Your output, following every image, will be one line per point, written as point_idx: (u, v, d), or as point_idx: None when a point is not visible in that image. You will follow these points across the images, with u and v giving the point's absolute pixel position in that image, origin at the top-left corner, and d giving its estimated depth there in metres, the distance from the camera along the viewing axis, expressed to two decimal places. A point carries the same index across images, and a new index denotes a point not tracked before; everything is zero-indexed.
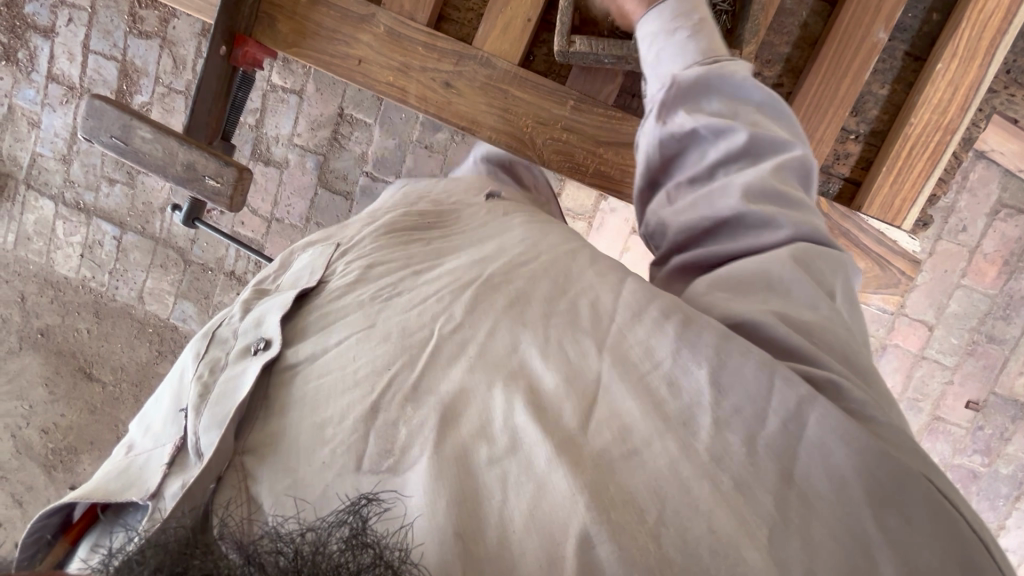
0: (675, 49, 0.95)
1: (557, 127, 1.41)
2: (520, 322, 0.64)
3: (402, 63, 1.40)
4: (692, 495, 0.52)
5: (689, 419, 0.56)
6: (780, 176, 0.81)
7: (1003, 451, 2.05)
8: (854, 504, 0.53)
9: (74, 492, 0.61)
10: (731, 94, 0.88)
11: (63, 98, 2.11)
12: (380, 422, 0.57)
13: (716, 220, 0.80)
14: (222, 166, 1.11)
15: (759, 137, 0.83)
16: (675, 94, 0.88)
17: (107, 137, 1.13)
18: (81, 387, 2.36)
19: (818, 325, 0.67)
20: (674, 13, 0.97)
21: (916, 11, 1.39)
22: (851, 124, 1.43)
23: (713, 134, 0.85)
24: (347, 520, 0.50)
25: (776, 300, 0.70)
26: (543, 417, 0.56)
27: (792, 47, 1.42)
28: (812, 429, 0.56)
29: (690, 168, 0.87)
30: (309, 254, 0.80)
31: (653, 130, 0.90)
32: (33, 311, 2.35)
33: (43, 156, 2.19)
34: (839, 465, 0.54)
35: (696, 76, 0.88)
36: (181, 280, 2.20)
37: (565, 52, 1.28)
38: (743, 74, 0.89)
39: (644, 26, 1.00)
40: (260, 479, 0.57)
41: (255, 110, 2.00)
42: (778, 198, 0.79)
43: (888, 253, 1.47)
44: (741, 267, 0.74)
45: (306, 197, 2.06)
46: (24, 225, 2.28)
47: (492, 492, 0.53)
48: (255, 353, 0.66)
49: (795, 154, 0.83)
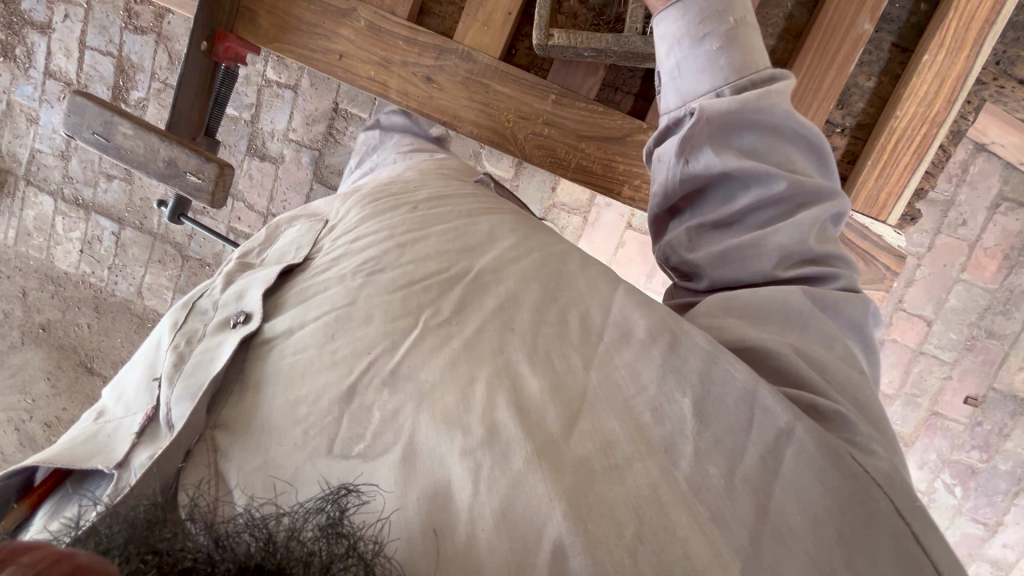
0: (699, 66, 0.90)
1: (539, 121, 1.40)
2: (508, 327, 0.63)
3: (383, 57, 1.40)
4: (670, 518, 0.51)
5: (671, 446, 0.56)
6: (816, 229, 0.79)
7: (1002, 447, 2.04)
8: (827, 541, 0.52)
9: (38, 456, 0.61)
10: (767, 129, 0.83)
11: (60, 94, 2.12)
12: (354, 407, 0.57)
13: (744, 271, 0.80)
14: (202, 162, 1.11)
15: (798, 185, 0.79)
16: (704, 126, 0.83)
17: (89, 133, 1.13)
18: (83, 381, 2.38)
19: (832, 365, 0.67)
20: (705, 24, 0.90)
21: (904, 2, 1.39)
22: (837, 117, 1.43)
23: (748, 176, 0.81)
24: (324, 508, 0.51)
25: (793, 335, 0.70)
26: (526, 416, 0.56)
27: (778, 39, 1.40)
28: (789, 464, 0.55)
29: (717, 206, 0.84)
30: (296, 228, 0.81)
31: (678, 161, 0.85)
32: (34, 306, 2.37)
33: (42, 152, 2.20)
34: (814, 502, 0.53)
35: (730, 109, 0.83)
36: (179, 275, 2.22)
37: (543, 44, 1.26)
38: (784, 107, 0.83)
39: (664, 32, 0.94)
40: (230, 457, 0.57)
41: (251, 105, 2.00)
42: (808, 256, 0.79)
43: (874, 248, 1.46)
44: (759, 296, 0.73)
45: (302, 192, 2.06)
46: (24, 221, 2.30)
47: (462, 486, 0.53)
48: (233, 326, 0.66)
49: (832, 202, 0.81)
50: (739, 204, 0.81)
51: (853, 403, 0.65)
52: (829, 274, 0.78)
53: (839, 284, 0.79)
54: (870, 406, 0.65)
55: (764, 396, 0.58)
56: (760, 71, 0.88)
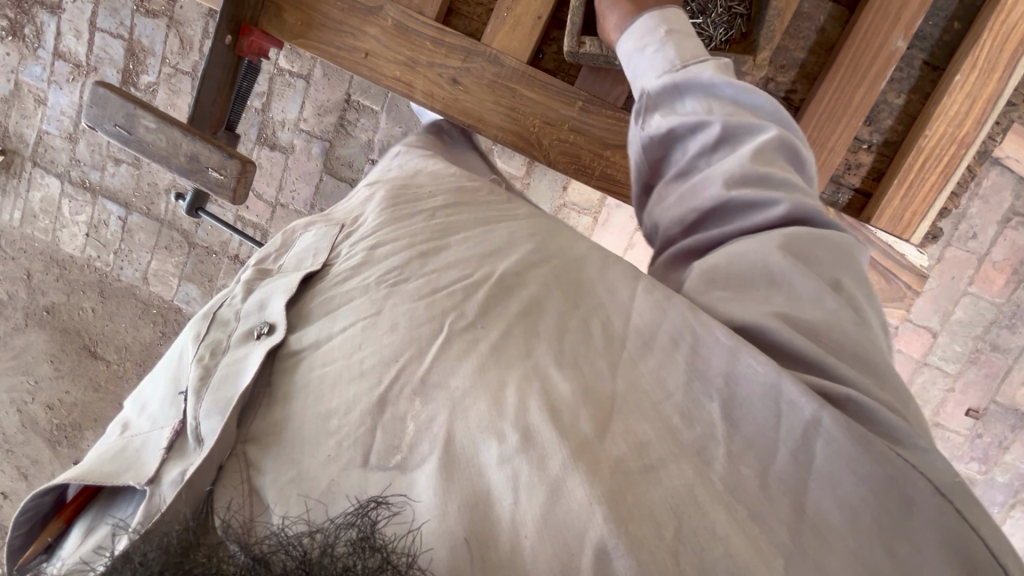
0: (646, 67, 0.96)
1: (565, 128, 1.39)
2: (535, 334, 0.63)
3: (409, 57, 1.39)
4: (709, 517, 0.52)
5: (704, 448, 0.56)
6: (757, 159, 0.78)
7: (1000, 459, 2.05)
8: (865, 536, 0.53)
9: (70, 472, 0.61)
10: (704, 93, 0.86)
11: (69, 75, 2.09)
12: (387, 417, 0.57)
13: (699, 210, 0.80)
14: (225, 158, 1.10)
15: (733, 126, 0.81)
16: (646, 104, 0.92)
17: (111, 125, 1.12)
18: (86, 365, 2.38)
19: (825, 328, 0.65)
20: (643, 28, 0.98)
21: (936, 20, 1.37)
22: (864, 134, 1.42)
23: (687, 131, 0.85)
24: (355, 522, 0.51)
25: (779, 299, 0.68)
26: (559, 417, 0.56)
27: (808, 53, 1.40)
28: (821, 455, 0.56)
29: (674, 166, 0.87)
30: (312, 233, 0.78)
31: (636, 136, 0.92)
32: (38, 288, 2.36)
33: (50, 134, 2.18)
34: (848, 494, 0.54)
35: (665, 83, 0.89)
36: (185, 262, 2.21)
37: (574, 52, 1.26)
38: (712, 71, 0.86)
39: (620, 47, 1.03)
40: (263, 472, 0.57)
41: (262, 94, 1.99)
42: (755, 183, 0.77)
43: (897, 266, 1.49)
44: (738, 259, 0.72)
45: (311, 183, 2.05)
46: (30, 202, 2.28)
47: (502, 495, 0.53)
48: (258, 338, 0.66)
49: (774, 135, 0.80)
50: (689, 160, 0.85)
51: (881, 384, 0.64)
52: (786, 197, 0.75)
53: (823, 236, 0.74)
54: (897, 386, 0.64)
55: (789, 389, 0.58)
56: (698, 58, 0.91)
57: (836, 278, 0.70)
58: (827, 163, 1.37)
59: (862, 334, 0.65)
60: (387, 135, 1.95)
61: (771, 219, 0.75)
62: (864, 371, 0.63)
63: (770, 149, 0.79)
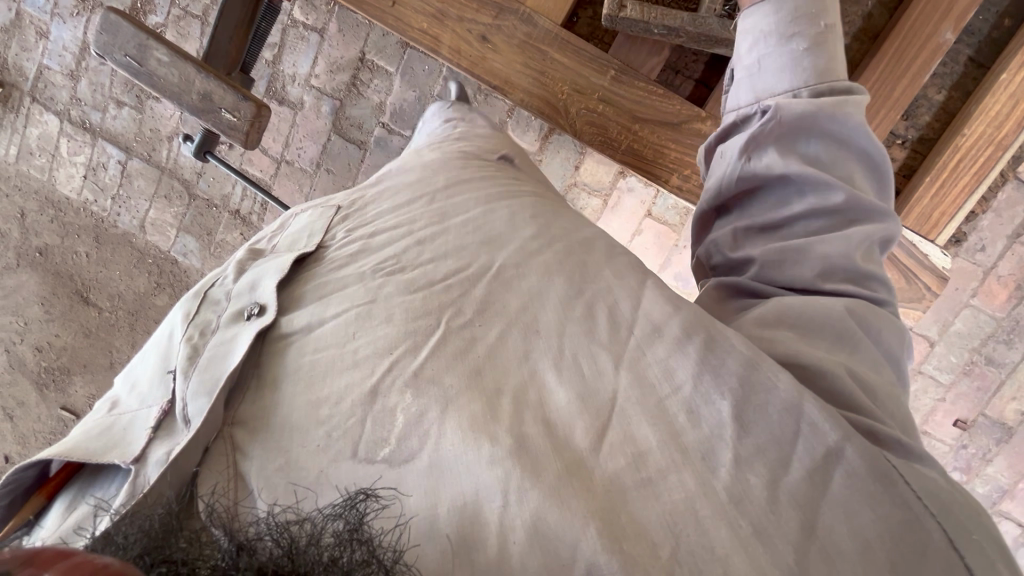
0: (782, 80, 0.90)
1: (594, 97, 1.37)
2: (533, 333, 0.61)
3: (438, 10, 1.36)
4: (709, 536, 0.50)
5: (709, 452, 0.54)
6: (863, 242, 0.77)
7: (981, 471, 2.07)
8: (877, 569, 0.50)
9: (53, 449, 0.59)
10: (833, 142, 0.84)
11: (73, 9, 2.01)
12: (377, 409, 0.56)
13: (785, 278, 0.78)
14: (239, 100, 1.07)
15: (855, 200, 0.79)
16: (774, 126, 0.85)
17: (121, 55, 1.09)
18: (77, 309, 2.34)
19: (889, 397, 0.65)
20: (799, 30, 0.91)
21: (987, 16, 1.40)
22: (900, 128, 1.46)
23: (804, 181, 0.81)
24: (343, 513, 0.49)
25: (842, 357, 0.67)
26: (555, 435, 0.55)
27: (852, 38, 1.41)
28: (837, 486, 0.53)
29: (769, 207, 0.85)
30: (307, 216, 0.76)
31: (743, 155, 0.87)
32: (32, 228, 2.32)
33: (50, 69, 2.11)
34: (865, 527, 0.51)
35: (804, 110, 0.84)
36: (185, 214, 2.16)
37: (613, 17, 1.22)
38: (854, 125, 0.83)
39: (755, 44, 0.95)
40: (250, 457, 0.55)
41: (274, 45, 1.93)
42: (851, 268, 0.76)
43: (918, 266, 1.43)
44: (812, 314, 0.70)
45: (318, 141, 1.99)
46: (27, 139, 2.22)
47: (490, 497, 0.51)
48: (248, 319, 0.63)
49: (883, 228, 0.79)
50: (793, 212, 0.81)
51: (899, 424, 0.64)
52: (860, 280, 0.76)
53: (881, 309, 0.75)
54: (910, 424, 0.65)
55: (811, 412, 0.56)
56: (839, 80, 0.88)
57: (886, 355, 0.72)
58: None
59: (904, 406, 0.66)
60: (399, 99, 1.89)
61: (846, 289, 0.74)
62: (893, 419, 0.63)
63: (877, 234, 0.79)
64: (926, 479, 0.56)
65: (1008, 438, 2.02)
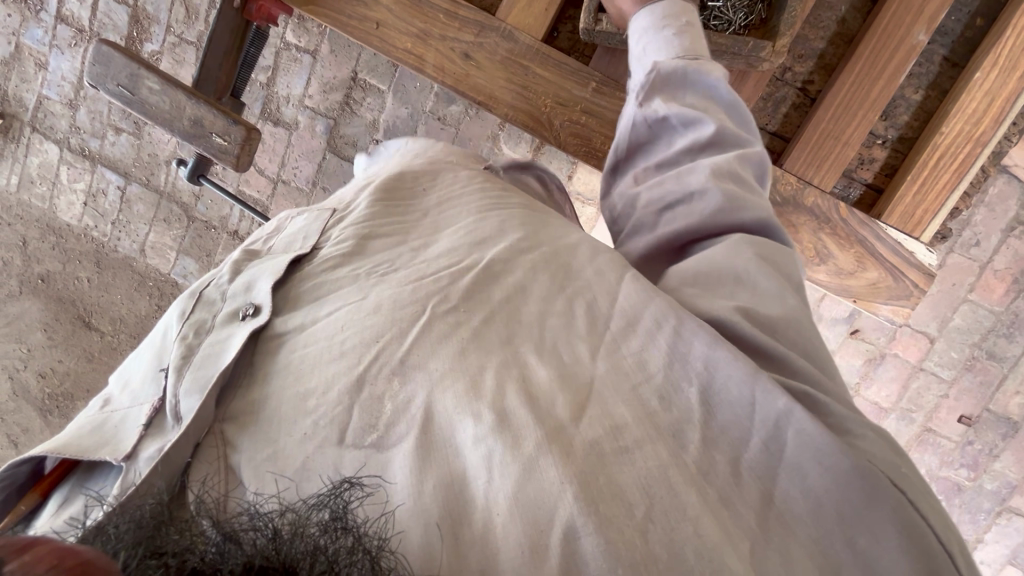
0: (658, 46, 0.96)
1: (576, 109, 1.39)
2: (515, 320, 0.63)
3: (421, 29, 1.39)
4: (680, 499, 0.51)
5: (679, 432, 0.55)
6: (737, 163, 0.81)
7: (990, 467, 2.05)
8: (829, 525, 0.52)
9: (47, 445, 0.60)
10: (704, 92, 0.89)
11: (71, 41, 2.05)
12: (364, 397, 0.56)
13: (677, 193, 0.80)
14: (230, 124, 1.09)
15: (725, 133, 0.84)
16: (653, 80, 0.89)
17: (114, 85, 1.11)
18: (80, 334, 2.36)
19: (784, 322, 0.65)
20: (663, 13, 0.98)
21: (960, 16, 1.42)
22: (880, 129, 1.47)
23: (682, 123, 0.86)
24: (328, 502, 0.50)
25: (746, 295, 0.68)
26: (536, 403, 0.55)
27: (827, 43, 1.44)
28: (791, 448, 0.54)
29: (657, 154, 0.88)
30: (304, 217, 0.77)
31: (630, 113, 0.91)
32: (35, 256, 2.34)
33: (50, 100, 2.14)
34: (815, 485, 0.53)
35: (675, 68, 0.90)
36: (184, 236, 2.18)
37: (590, 29, 1.25)
38: (718, 74, 0.89)
39: (633, 23, 1.02)
40: (239, 449, 0.56)
41: (267, 68, 1.96)
42: (733, 185, 0.79)
43: (903, 263, 1.44)
44: (709, 261, 0.72)
45: (314, 160, 2.02)
46: (28, 168, 2.25)
47: (477, 474, 0.52)
48: (243, 319, 0.64)
49: (754, 152, 0.85)
50: (677, 152, 0.85)
51: (816, 362, 0.66)
52: (756, 207, 0.78)
53: (779, 245, 0.77)
54: (829, 363, 0.66)
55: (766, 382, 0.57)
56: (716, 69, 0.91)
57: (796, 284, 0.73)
58: (841, 156, 1.39)
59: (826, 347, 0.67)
60: (392, 115, 1.92)
61: (739, 224, 0.76)
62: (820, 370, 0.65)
63: (749, 160, 0.83)
64: (855, 439, 0.57)
65: (1014, 432, 2.01)
